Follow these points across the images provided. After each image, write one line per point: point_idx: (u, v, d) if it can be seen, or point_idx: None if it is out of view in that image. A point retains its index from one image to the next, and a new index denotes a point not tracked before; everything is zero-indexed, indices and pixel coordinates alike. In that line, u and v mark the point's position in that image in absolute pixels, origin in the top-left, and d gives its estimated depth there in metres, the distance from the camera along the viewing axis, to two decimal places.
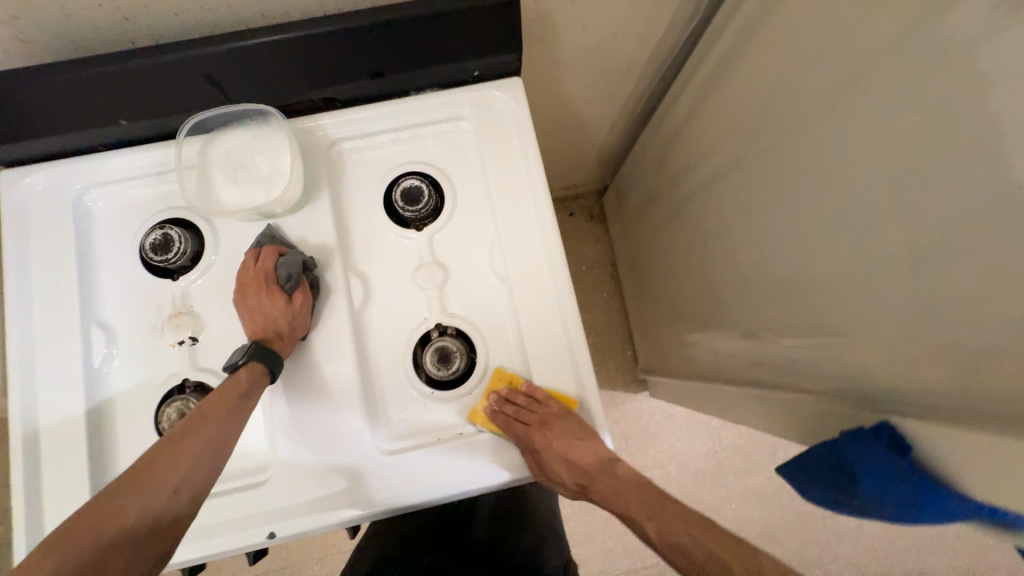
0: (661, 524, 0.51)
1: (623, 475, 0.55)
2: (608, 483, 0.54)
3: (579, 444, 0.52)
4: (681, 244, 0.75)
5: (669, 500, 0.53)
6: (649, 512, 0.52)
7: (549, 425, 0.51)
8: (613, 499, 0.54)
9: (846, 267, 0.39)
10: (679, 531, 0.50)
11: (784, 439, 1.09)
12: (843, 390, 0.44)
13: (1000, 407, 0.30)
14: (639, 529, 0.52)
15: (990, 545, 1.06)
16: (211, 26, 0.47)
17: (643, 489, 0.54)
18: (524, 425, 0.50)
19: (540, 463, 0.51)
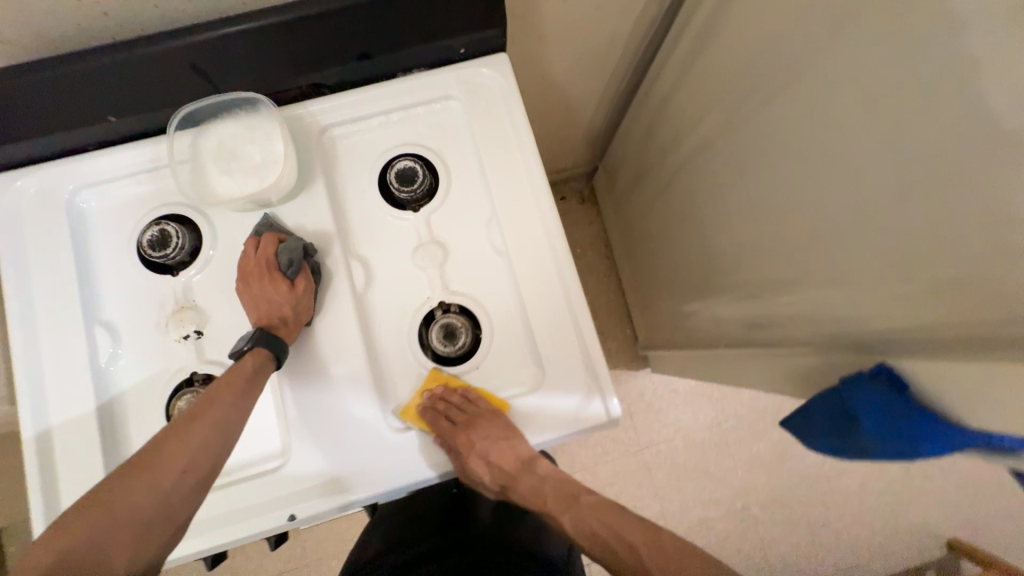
0: (577, 520, 0.57)
1: (543, 472, 0.60)
2: (528, 480, 0.59)
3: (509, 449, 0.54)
4: (707, 207, 0.75)
5: (582, 492, 0.59)
6: (566, 507, 0.58)
7: (477, 425, 0.52)
8: (533, 493, 0.59)
9: (925, 206, 0.39)
10: (592, 523, 0.56)
11: (780, 406, 1.23)
12: (844, 338, 0.52)
13: (994, 332, 0.37)
14: (555, 520, 0.58)
15: (972, 492, 1.22)
16: (190, 16, 0.48)
17: (557, 483, 0.60)
18: (453, 425, 0.51)
19: (464, 462, 0.53)
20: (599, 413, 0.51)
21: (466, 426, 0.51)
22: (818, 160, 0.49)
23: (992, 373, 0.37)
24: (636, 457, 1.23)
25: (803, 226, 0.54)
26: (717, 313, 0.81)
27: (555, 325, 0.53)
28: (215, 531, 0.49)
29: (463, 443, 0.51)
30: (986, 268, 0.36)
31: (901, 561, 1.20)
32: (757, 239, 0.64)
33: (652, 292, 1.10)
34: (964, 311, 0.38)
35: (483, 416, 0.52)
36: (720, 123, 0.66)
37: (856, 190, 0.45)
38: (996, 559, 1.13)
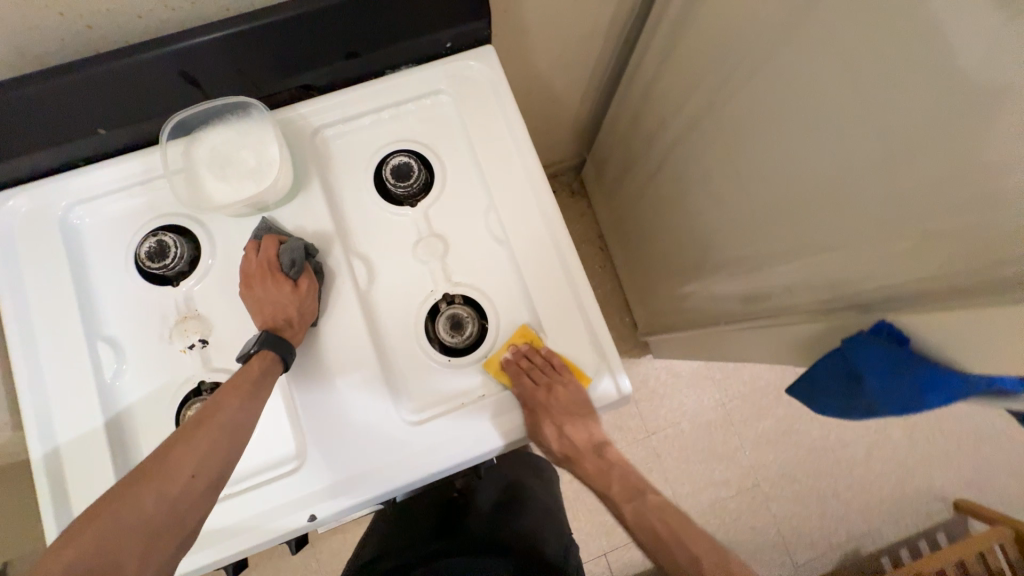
0: (640, 516, 0.58)
1: (611, 459, 0.61)
2: (595, 462, 0.60)
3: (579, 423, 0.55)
4: (696, 188, 0.77)
5: (650, 490, 0.59)
6: (631, 495, 0.59)
7: (555, 391, 0.51)
8: (597, 478, 0.60)
9: (905, 164, 0.40)
10: (655, 522, 0.57)
11: (783, 383, 1.24)
12: (841, 302, 0.53)
13: (986, 278, 0.37)
14: (615, 508, 0.59)
15: (973, 454, 1.24)
16: (175, 25, 0.48)
17: (625, 477, 0.60)
18: (532, 385, 0.51)
19: (536, 423, 0.53)
20: (610, 390, 0.52)
21: (545, 390, 0.51)
22: (801, 130, 0.50)
23: (990, 319, 0.37)
24: (645, 444, 1.24)
25: (792, 196, 0.55)
26: (714, 292, 0.82)
27: (559, 308, 0.53)
28: (232, 539, 0.49)
29: (536, 405, 0.51)
30: (971, 217, 0.37)
31: (911, 526, 1.22)
32: (748, 214, 0.65)
33: (648, 279, 1.11)
34: (954, 261, 0.40)
35: (565, 385, 0.51)
36: (704, 104, 0.67)
37: (841, 155, 0.46)
38: (1003, 518, 1.15)
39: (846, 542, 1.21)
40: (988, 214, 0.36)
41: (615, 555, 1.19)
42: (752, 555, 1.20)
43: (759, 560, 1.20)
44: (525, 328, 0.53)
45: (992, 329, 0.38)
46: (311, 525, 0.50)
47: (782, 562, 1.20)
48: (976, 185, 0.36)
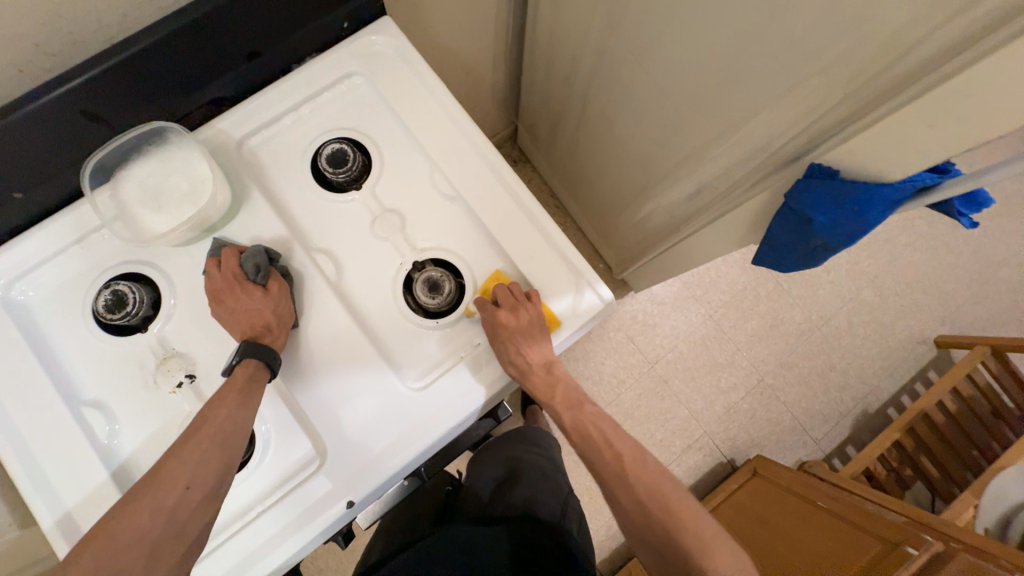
0: (578, 424, 0.57)
1: (553, 379, 0.56)
2: (544, 380, 0.55)
3: (535, 342, 0.52)
4: (619, 111, 0.79)
5: (589, 402, 0.58)
6: (568, 406, 0.58)
7: (520, 316, 0.51)
8: (545, 393, 0.56)
9: (775, 17, 0.44)
10: (593, 431, 0.56)
11: (758, 280, 1.30)
12: (769, 163, 0.57)
13: (876, 89, 0.42)
14: (556, 416, 0.58)
15: (940, 292, 1.34)
16: (61, 69, 0.45)
17: (569, 391, 0.58)
18: (494, 309, 0.52)
19: (499, 341, 0.52)
20: (594, 301, 0.54)
21: (507, 311, 0.52)
22: (692, 15, 0.53)
23: (887, 123, 0.42)
24: (651, 375, 1.27)
25: (703, 82, 0.57)
26: (666, 205, 0.84)
27: (525, 241, 0.55)
28: (276, 549, 0.49)
29: (496, 326, 0.51)
30: (849, 38, 0.40)
31: (904, 373, 1.32)
32: (671, 117, 0.67)
33: (607, 219, 1.13)
34: (856, 82, 0.42)
35: (526, 305, 0.52)
36: (603, 27, 0.69)
37: (731, 27, 0.49)
38: (979, 339, 1.25)
39: (852, 406, 1.29)
40: (865, 27, 0.39)
41: None
42: (775, 445, 1.26)
43: (782, 446, 1.26)
44: (498, 271, 0.55)
45: (895, 131, 0.42)
46: (351, 512, 0.50)
47: (803, 441, 1.27)
48: (837, 10, 0.40)
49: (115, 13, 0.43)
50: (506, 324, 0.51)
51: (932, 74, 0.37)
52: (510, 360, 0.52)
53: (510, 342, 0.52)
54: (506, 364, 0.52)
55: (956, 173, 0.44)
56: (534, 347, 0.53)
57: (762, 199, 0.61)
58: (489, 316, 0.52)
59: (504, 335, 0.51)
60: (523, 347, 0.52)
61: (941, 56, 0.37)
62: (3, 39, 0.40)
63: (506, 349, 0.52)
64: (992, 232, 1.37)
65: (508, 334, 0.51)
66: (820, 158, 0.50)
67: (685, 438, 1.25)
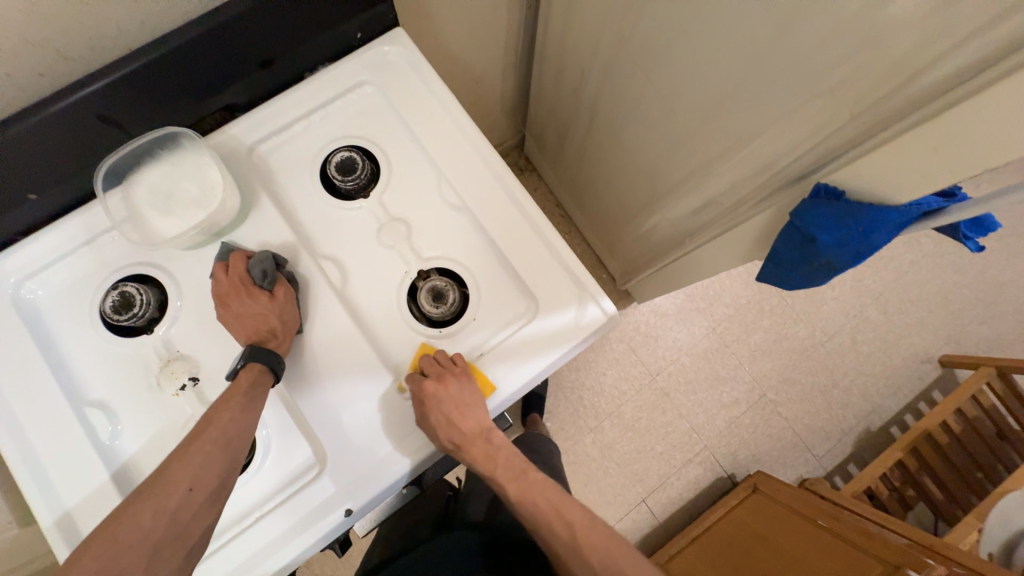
0: (524, 494, 0.54)
1: (498, 442, 0.54)
2: (483, 450, 0.53)
3: (466, 409, 0.50)
4: (626, 123, 0.80)
5: (532, 467, 0.56)
6: (514, 476, 0.54)
7: (448, 384, 0.50)
8: (485, 463, 0.54)
9: (785, 36, 0.44)
10: (537, 501, 0.53)
11: (763, 294, 1.30)
12: (775, 180, 0.57)
13: (884, 112, 0.42)
14: (499, 487, 0.55)
15: (947, 312, 1.33)
16: (80, 75, 0.46)
17: (511, 458, 0.55)
18: (421, 381, 0.50)
19: (425, 416, 0.50)
20: (597, 316, 0.54)
21: (434, 381, 0.50)
22: (702, 32, 0.53)
23: (895, 146, 0.42)
24: (653, 387, 1.26)
25: (712, 99, 0.57)
26: (671, 218, 0.84)
27: (530, 255, 0.55)
28: (274, 555, 0.49)
29: (424, 399, 0.49)
30: (860, 61, 0.40)
31: (909, 392, 1.31)
32: (678, 132, 0.68)
33: (611, 229, 1.13)
34: (863, 103, 0.43)
35: (453, 372, 0.51)
36: (613, 41, 0.69)
37: (740, 45, 0.49)
38: (984, 360, 1.23)
39: (856, 424, 1.28)
40: (874, 51, 0.39)
41: (654, 497, 1.22)
42: (776, 461, 1.25)
43: (784, 462, 1.25)
44: (424, 343, 0.54)
45: (903, 155, 0.42)
46: (348, 520, 0.50)
47: (805, 459, 1.26)
48: (846, 33, 0.40)
49: (136, 20, 0.44)
50: (436, 397, 0.49)
51: (941, 98, 0.38)
52: (440, 434, 0.50)
53: (442, 414, 0.50)
54: (436, 438, 0.50)
55: (962, 198, 0.44)
56: (467, 414, 0.51)
57: (769, 217, 0.61)
58: (417, 389, 0.50)
59: (433, 409, 0.49)
60: (454, 418, 0.50)
61: (949, 81, 0.37)
62: (24, 43, 0.40)
63: (437, 420, 0.50)
64: (1000, 252, 1.36)
65: (438, 406, 0.49)
66: (826, 178, 0.50)
67: (685, 451, 1.24)
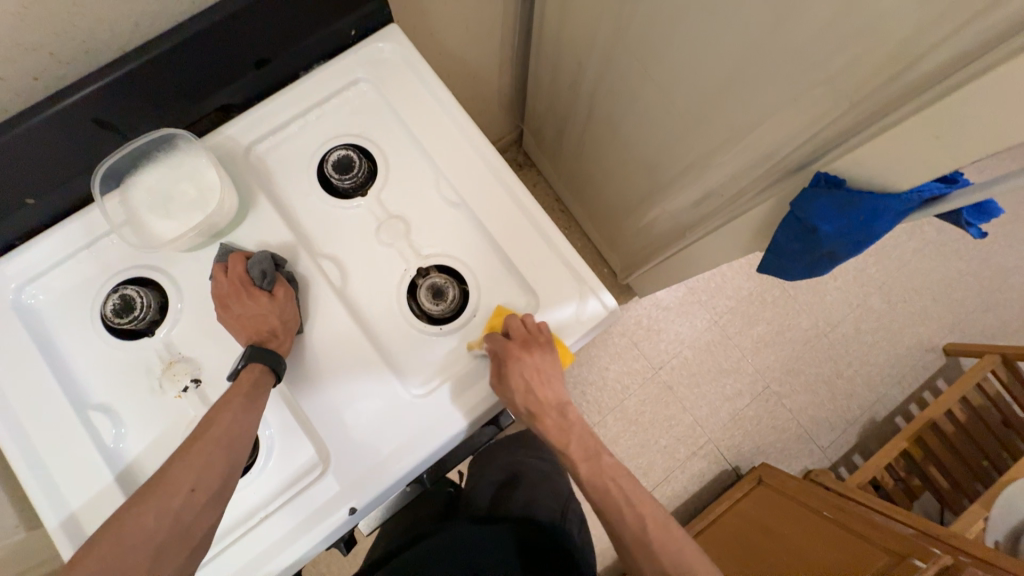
0: (595, 476, 0.56)
1: (572, 417, 0.57)
2: (556, 421, 0.56)
3: (545, 377, 0.53)
4: (624, 116, 0.79)
5: (606, 451, 0.57)
6: (587, 457, 0.56)
7: (531, 350, 0.52)
8: (556, 434, 0.57)
9: (782, 23, 0.44)
10: (609, 484, 0.55)
11: (765, 285, 1.29)
12: (775, 170, 0.57)
13: (883, 98, 0.42)
14: (570, 463, 0.57)
15: (951, 300, 1.32)
16: (74, 79, 0.46)
17: (584, 435, 0.57)
18: (506, 342, 0.51)
19: (506, 377, 0.51)
20: (598, 309, 0.54)
21: (519, 346, 0.51)
22: (698, 21, 0.52)
23: (895, 133, 0.42)
24: (655, 380, 1.26)
25: (710, 89, 0.57)
26: (671, 211, 0.84)
27: (530, 250, 0.55)
28: (280, 554, 0.49)
29: (506, 362, 0.51)
30: (858, 47, 0.40)
31: (913, 381, 1.30)
32: (676, 124, 0.67)
33: (611, 223, 1.13)
34: (862, 91, 0.42)
35: (539, 338, 0.52)
36: (609, 33, 0.69)
37: (737, 34, 0.49)
38: (989, 347, 1.23)
39: (861, 414, 1.28)
40: (872, 37, 0.39)
41: (658, 490, 1.23)
42: (780, 452, 1.25)
43: (788, 454, 1.25)
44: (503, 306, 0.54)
45: (903, 141, 0.42)
46: (353, 518, 0.50)
47: (810, 450, 1.26)
48: (844, 20, 0.39)
49: (129, 22, 0.44)
50: (520, 361, 0.51)
51: (943, 83, 0.37)
52: (521, 400, 0.52)
53: (523, 377, 0.52)
54: (512, 401, 0.52)
55: (965, 184, 0.44)
56: (547, 382, 0.53)
57: (769, 207, 0.61)
58: (500, 350, 0.51)
59: (515, 372, 0.51)
60: (532, 385, 0.52)
61: (951, 65, 0.36)
62: (16, 47, 0.40)
63: (517, 383, 0.52)
64: (1003, 239, 1.35)
65: (520, 370, 0.51)
66: (826, 166, 0.50)
67: (690, 445, 1.24)
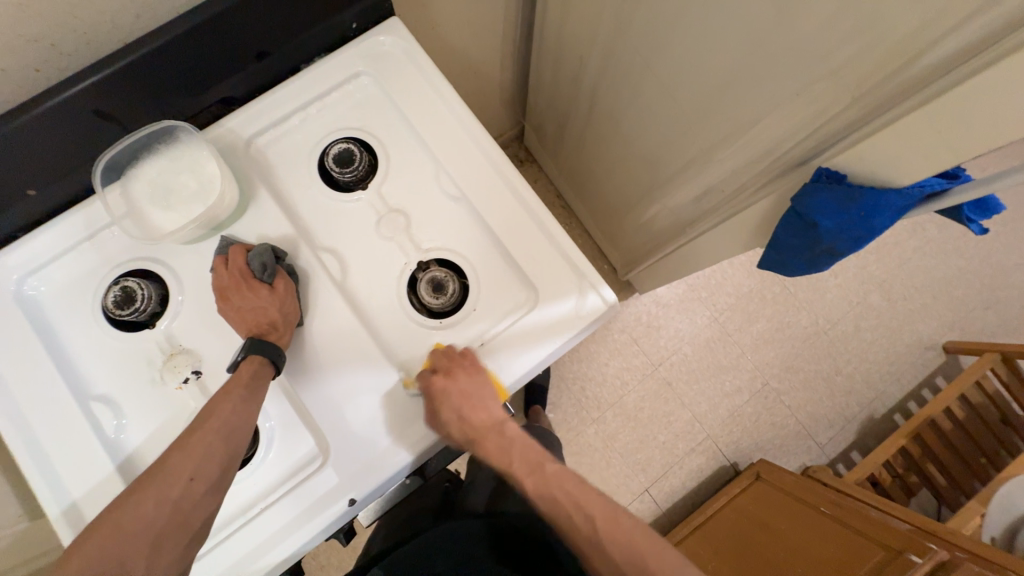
0: (542, 489, 0.53)
1: (511, 435, 0.55)
2: (496, 441, 0.54)
3: (478, 403, 0.51)
4: (625, 111, 0.79)
5: (550, 461, 0.55)
6: (531, 470, 0.54)
7: (455, 379, 0.51)
8: (500, 458, 0.55)
9: (784, 18, 0.44)
10: (557, 493, 0.52)
11: (765, 282, 1.29)
12: (775, 166, 0.57)
13: (884, 94, 0.42)
14: (517, 482, 0.54)
15: (952, 298, 1.32)
16: (75, 70, 0.46)
17: (527, 453, 0.55)
18: (431, 374, 0.51)
19: (436, 410, 0.51)
20: (597, 304, 0.54)
21: (443, 376, 0.51)
22: (700, 15, 0.52)
23: (896, 128, 0.42)
24: (655, 377, 1.27)
25: (711, 84, 0.57)
26: (671, 207, 0.84)
27: (530, 245, 0.55)
28: (280, 544, 0.50)
29: (434, 393, 0.50)
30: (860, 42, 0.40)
31: (913, 379, 1.30)
32: (678, 119, 0.67)
33: (612, 219, 1.13)
34: (864, 86, 0.42)
35: (464, 365, 0.51)
36: (611, 27, 0.68)
37: (738, 28, 0.49)
38: (988, 346, 1.23)
39: (859, 411, 1.28)
40: (873, 32, 0.38)
41: (656, 485, 1.23)
42: (778, 449, 1.26)
43: (787, 451, 1.26)
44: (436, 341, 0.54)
45: (903, 137, 0.42)
46: (353, 510, 0.51)
47: (808, 446, 1.26)
48: (846, 14, 0.39)
49: (130, 13, 0.44)
50: (445, 389, 0.50)
51: (944, 78, 0.37)
52: (454, 428, 0.51)
53: (453, 407, 0.50)
54: (448, 433, 0.51)
55: (966, 179, 0.44)
56: (480, 408, 0.52)
57: (770, 203, 0.61)
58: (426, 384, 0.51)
59: (445, 402, 0.50)
60: (465, 412, 0.51)
61: (951, 60, 0.36)
62: (18, 39, 0.40)
63: (449, 413, 0.51)
64: (1005, 238, 1.35)
65: (449, 399, 0.50)
66: (827, 162, 0.50)
67: (688, 441, 1.25)
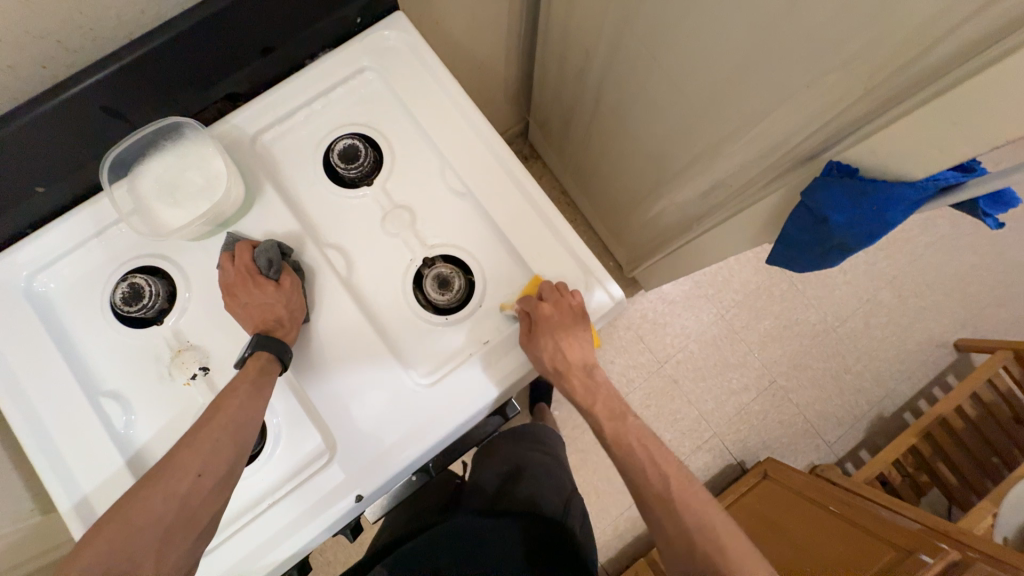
0: (619, 435, 0.54)
1: (600, 380, 0.56)
2: (584, 381, 0.55)
3: (575, 339, 0.52)
4: (631, 105, 0.78)
5: (632, 412, 0.56)
6: (614, 417, 0.55)
7: (561, 310, 0.51)
8: (584, 398, 0.56)
9: (795, 8, 0.43)
10: (634, 445, 0.53)
11: (773, 279, 1.28)
12: (785, 160, 0.56)
13: (899, 84, 0.41)
14: (593, 423, 0.56)
15: (963, 295, 1.30)
16: (81, 66, 0.46)
17: (611, 399, 0.56)
18: (538, 302, 0.52)
19: (535, 335, 0.51)
20: (604, 300, 0.54)
21: (550, 306, 0.51)
22: (708, 7, 0.51)
23: (910, 120, 0.41)
24: (661, 374, 1.26)
25: (719, 77, 0.56)
26: (678, 203, 0.83)
27: (536, 240, 0.55)
28: (286, 541, 0.50)
29: (535, 320, 0.51)
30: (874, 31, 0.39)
31: (923, 376, 1.29)
32: (685, 113, 0.66)
33: (618, 216, 1.12)
34: (877, 77, 0.41)
35: (570, 302, 0.52)
36: (617, 20, 0.67)
37: (747, 19, 0.48)
38: (1000, 342, 1.21)
39: (868, 409, 1.27)
40: (888, 21, 0.38)
41: None
42: (786, 447, 1.24)
43: (794, 449, 1.24)
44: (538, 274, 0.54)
45: (918, 128, 0.41)
46: (359, 506, 0.51)
47: (816, 445, 1.25)
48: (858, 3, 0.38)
49: (135, 9, 0.44)
50: (546, 319, 0.51)
51: (962, 67, 0.36)
52: (548, 357, 0.51)
53: (551, 337, 0.51)
54: (538, 362, 0.51)
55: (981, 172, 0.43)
56: (575, 345, 0.52)
57: (781, 197, 0.60)
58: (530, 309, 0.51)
59: (545, 330, 0.50)
60: (561, 344, 0.51)
61: (970, 49, 0.35)
62: (25, 35, 0.40)
63: (545, 342, 0.51)
64: (1019, 233, 1.32)
65: (549, 329, 0.50)
66: (839, 155, 0.49)
67: (694, 438, 1.24)
